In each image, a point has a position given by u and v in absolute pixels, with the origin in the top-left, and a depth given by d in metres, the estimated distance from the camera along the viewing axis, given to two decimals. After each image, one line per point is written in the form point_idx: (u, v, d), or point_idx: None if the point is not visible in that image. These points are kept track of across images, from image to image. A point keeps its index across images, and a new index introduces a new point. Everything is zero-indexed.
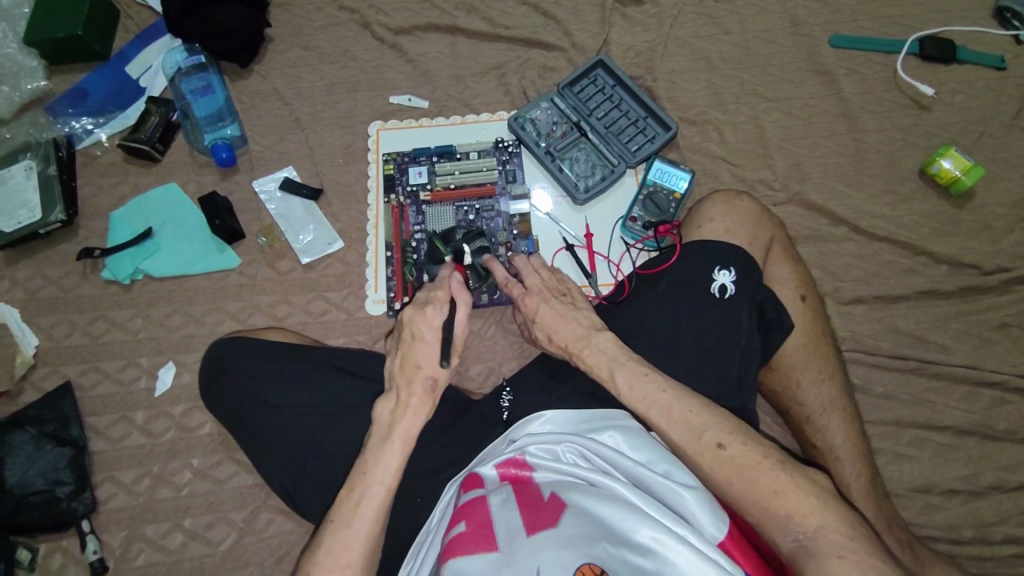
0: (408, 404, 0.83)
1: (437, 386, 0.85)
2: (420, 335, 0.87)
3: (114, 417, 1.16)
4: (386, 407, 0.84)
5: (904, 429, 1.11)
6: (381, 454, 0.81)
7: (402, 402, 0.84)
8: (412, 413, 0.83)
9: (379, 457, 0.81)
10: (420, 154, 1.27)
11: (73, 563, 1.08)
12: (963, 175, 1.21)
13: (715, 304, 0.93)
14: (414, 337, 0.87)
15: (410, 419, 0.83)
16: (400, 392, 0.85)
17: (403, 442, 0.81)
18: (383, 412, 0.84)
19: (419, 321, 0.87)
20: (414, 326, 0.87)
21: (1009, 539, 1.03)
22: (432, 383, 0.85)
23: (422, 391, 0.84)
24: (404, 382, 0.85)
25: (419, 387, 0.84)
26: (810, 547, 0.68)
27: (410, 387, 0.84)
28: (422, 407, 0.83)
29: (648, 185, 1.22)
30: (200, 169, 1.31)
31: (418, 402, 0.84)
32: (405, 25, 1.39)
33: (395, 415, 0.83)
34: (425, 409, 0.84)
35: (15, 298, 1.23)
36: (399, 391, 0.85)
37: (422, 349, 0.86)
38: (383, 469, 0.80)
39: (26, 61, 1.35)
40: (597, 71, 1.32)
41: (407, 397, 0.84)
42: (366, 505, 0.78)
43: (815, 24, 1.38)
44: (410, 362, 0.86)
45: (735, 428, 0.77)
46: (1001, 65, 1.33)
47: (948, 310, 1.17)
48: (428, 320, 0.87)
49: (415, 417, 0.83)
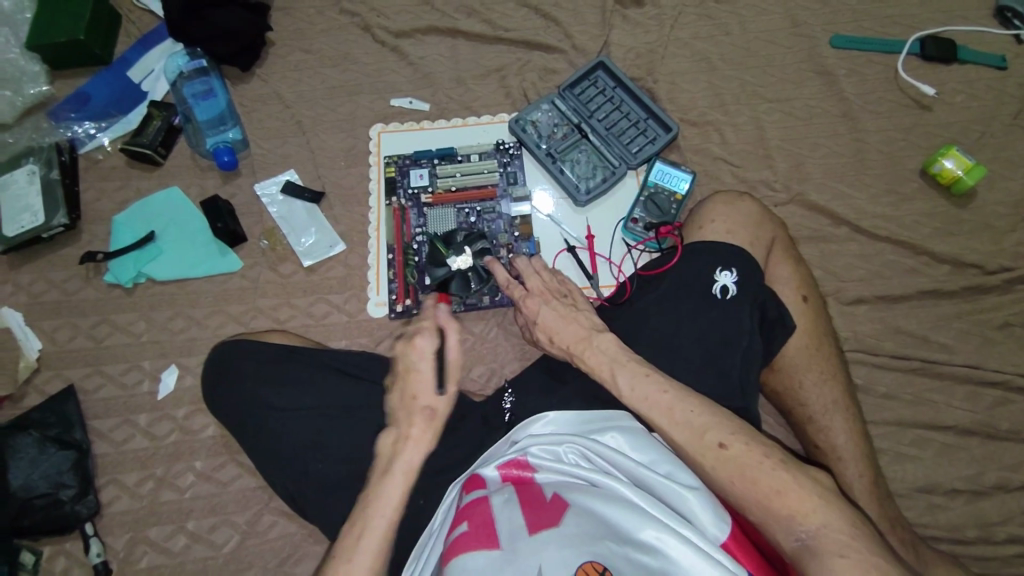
0: (408, 434, 0.84)
1: (437, 413, 0.86)
2: (413, 367, 0.88)
3: (118, 420, 1.16)
4: (388, 439, 0.84)
5: (907, 429, 1.10)
6: (383, 484, 0.81)
7: (403, 432, 0.84)
8: (415, 443, 0.83)
9: (382, 488, 0.81)
10: (421, 157, 1.27)
11: (77, 566, 1.08)
12: (964, 175, 1.21)
13: (716, 305, 0.93)
14: (409, 369, 0.88)
15: (413, 450, 0.83)
16: (402, 424, 0.85)
17: (404, 473, 0.82)
18: (385, 445, 0.84)
19: (410, 353, 0.88)
20: (407, 359, 0.89)
21: (1013, 539, 1.02)
22: (431, 412, 0.85)
23: (423, 421, 0.85)
24: (404, 414, 0.86)
25: (420, 417, 0.85)
26: (812, 546, 0.68)
27: (410, 418, 0.85)
28: (423, 438, 0.83)
29: (649, 186, 1.22)
30: (202, 173, 1.31)
31: (419, 433, 0.84)
32: (405, 28, 1.39)
33: (397, 446, 0.83)
34: (427, 438, 0.84)
35: (18, 302, 1.23)
36: (399, 423, 0.85)
37: (417, 380, 0.87)
38: (385, 500, 0.80)
39: (28, 66, 1.34)
40: (598, 73, 1.33)
41: (408, 428, 0.84)
42: (369, 537, 0.78)
43: (814, 24, 1.38)
44: (408, 395, 0.87)
45: (735, 427, 0.77)
46: (1002, 65, 1.33)
47: (951, 310, 1.17)
48: (419, 350, 0.89)
49: (417, 448, 0.83)
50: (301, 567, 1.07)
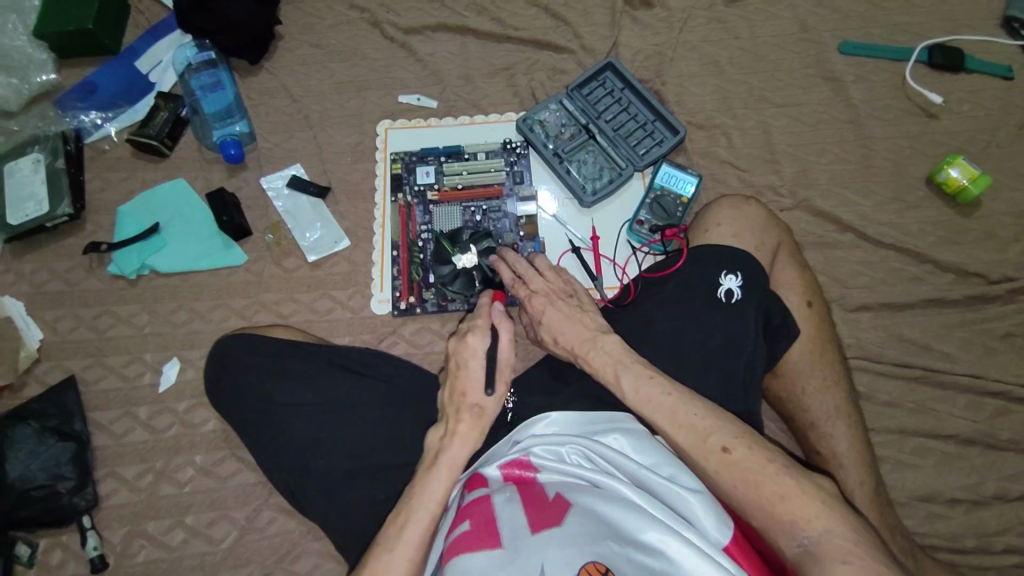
0: (456, 431, 0.84)
1: (485, 413, 0.85)
2: (466, 363, 0.88)
3: (118, 412, 1.16)
4: (436, 434, 0.85)
5: (907, 437, 1.11)
6: (429, 478, 0.81)
7: (450, 429, 0.84)
8: (461, 441, 0.83)
9: (425, 482, 0.81)
10: (428, 154, 1.27)
11: (73, 558, 1.08)
12: (970, 184, 1.21)
13: (721, 309, 0.93)
14: (462, 366, 0.88)
15: (459, 447, 0.83)
16: (449, 419, 0.85)
17: (450, 467, 0.81)
18: (433, 441, 0.85)
19: (463, 350, 0.88)
20: (460, 355, 0.89)
21: (1011, 548, 1.03)
22: (480, 409, 0.85)
23: (469, 418, 0.84)
24: (453, 410, 0.86)
25: (467, 414, 0.85)
26: (815, 552, 0.68)
27: (458, 413, 0.85)
28: (469, 434, 0.83)
29: (656, 188, 1.22)
30: (208, 166, 1.31)
31: (466, 430, 0.84)
32: (414, 25, 1.39)
33: (443, 442, 0.84)
34: (474, 434, 0.84)
35: (20, 292, 1.23)
36: (447, 419, 0.85)
37: (467, 377, 0.87)
38: (429, 494, 0.80)
39: (36, 54, 1.34)
40: (606, 74, 1.33)
41: (455, 424, 0.84)
42: (412, 530, 0.77)
43: (823, 30, 1.38)
44: (457, 391, 0.86)
45: (739, 432, 0.77)
46: (1009, 75, 1.34)
47: (953, 318, 1.17)
48: (471, 347, 0.88)
49: (463, 444, 0.83)
50: (299, 563, 1.07)
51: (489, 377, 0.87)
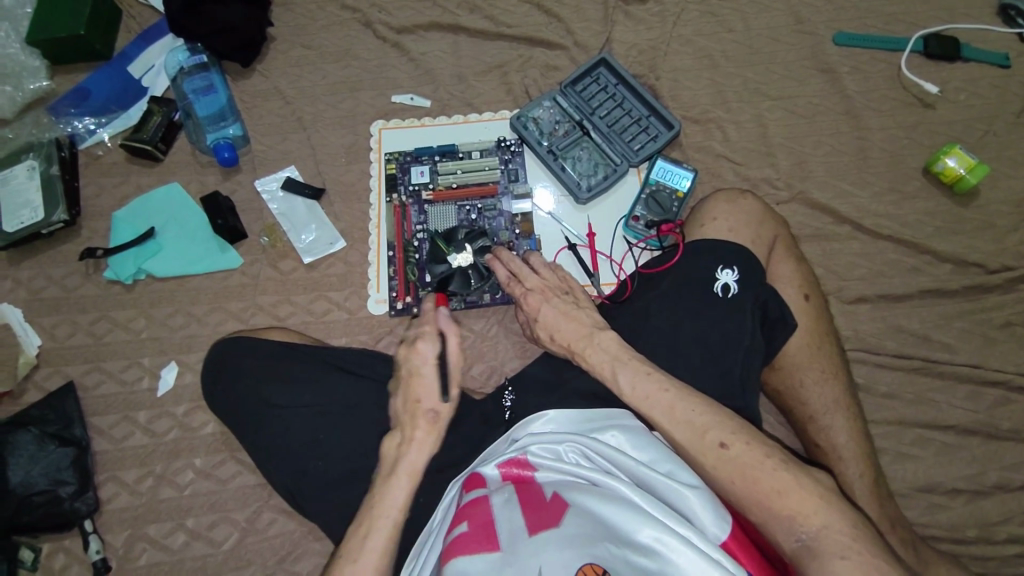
0: (412, 437, 0.84)
1: (441, 416, 0.86)
2: (418, 371, 0.88)
3: (117, 417, 1.16)
4: (393, 441, 0.85)
5: (907, 429, 1.10)
6: (390, 485, 0.82)
7: (407, 435, 0.84)
8: (417, 445, 0.84)
9: (386, 490, 0.82)
10: (422, 154, 1.27)
11: (76, 563, 1.08)
12: (967, 174, 1.21)
13: (717, 304, 0.93)
14: (413, 374, 0.88)
15: (416, 452, 0.83)
16: (405, 426, 0.85)
17: (409, 473, 0.82)
18: (390, 448, 0.85)
19: (414, 358, 0.89)
20: (411, 363, 0.89)
21: (1013, 538, 1.02)
22: (435, 414, 0.85)
23: (425, 423, 0.85)
24: (407, 416, 0.86)
25: (423, 420, 0.85)
26: (812, 547, 0.68)
27: (413, 421, 0.85)
28: (426, 439, 0.84)
29: (651, 184, 1.21)
30: (202, 169, 1.31)
31: (423, 436, 0.84)
32: (407, 24, 1.39)
33: (401, 449, 0.84)
34: (430, 440, 0.84)
35: (18, 298, 1.23)
36: (402, 426, 0.86)
37: (421, 384, 0.87)
38: (389, 501, 0.81)
39: (29, 61, 1.34)
40: (600, 70, 1.32)
41: (412, 430, 0.84)
42: (375, 537, 0.78)
43: (818, 21, 1.38)
44: (411, 398, 0.87)
45: (736, 427, 0.77)
46: (1005, 63, 1.33)
47: (952, 309, 1.17)
48: (421, 354, 0.89)
49: (421, 450, 0.83)
50: (300, 564, 1.07)
51: (440, 382, 0.87)
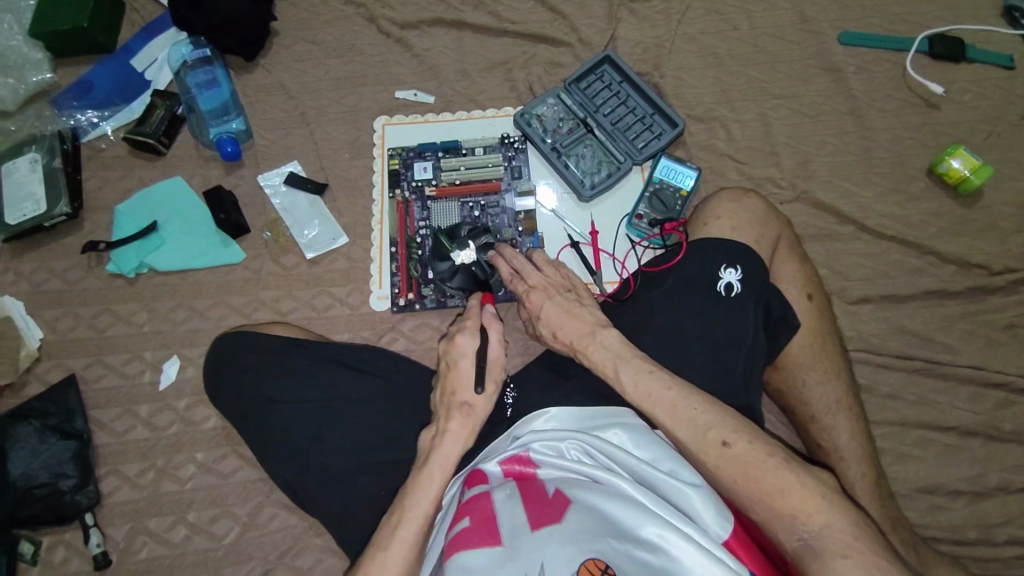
0: (446, 429, 0.84)
1: (475, 410, 0.85)
2: (456, 363, 0.88)
3: (118, 411, 1.16)
4: (430, 434, 0.85)
5: (909, 429, 1.10)
6: (422, 477, 0.81)
7: (441, 428, 0.84)
8: (452, 439, 0.83)
9: (418, 482, 0.81)
10: (425, 150, 1.27)
11: (76, 556, 1.08)
12: (971, 175, 1.21)
13: (721, 303, 0.93)
14: (452, 366, 0.89)
15: (450, 445, 0.83)
16: (441, 419, 0.85)
17: (441, 467, 0.82)
18: (424, 441, 0.85)
19: (453, 350, 0.89)
20: (450, 355, 0.89)
21: (1014, 540, 1.02)
22: (469, 407, 0.85)
23: (461, 416, 0.85)
24: (444, 410, 0.86)
25: (458, 413, 0.85)
26: (815, 546, 0.68)
27: (449, 413, 0.85)
28: (460, 433, 0.83)
29: (655, 182, 1.21)
30: (205, 164, 1.31)
31: (457, 429, 0.84)
32: (411, 20, 1.38)
33: (435, 440, 0.84)
34: (464, 434, 0.84)
35: (20, 291, 1.23)
36: (439, 419, 0.86)
37: (457, 376, 0.87)
38: (422, 493, 0.80)
39: (31, 54, 1.33)
40: (605, 67, 1.32)
41: (445, 422, 0.84)
42: (404, 529, 0.78)
43: (823, 21, 1.37)
44: (447, 390, 0.87)
45: (739, 426, 0.77)
46: (1010, 64, 1.33)
47: (955, 310, 1.17)
48: (460, 348, 0.89)
49: (454, 443, 0.83)
50: (301, 559, 1.07)
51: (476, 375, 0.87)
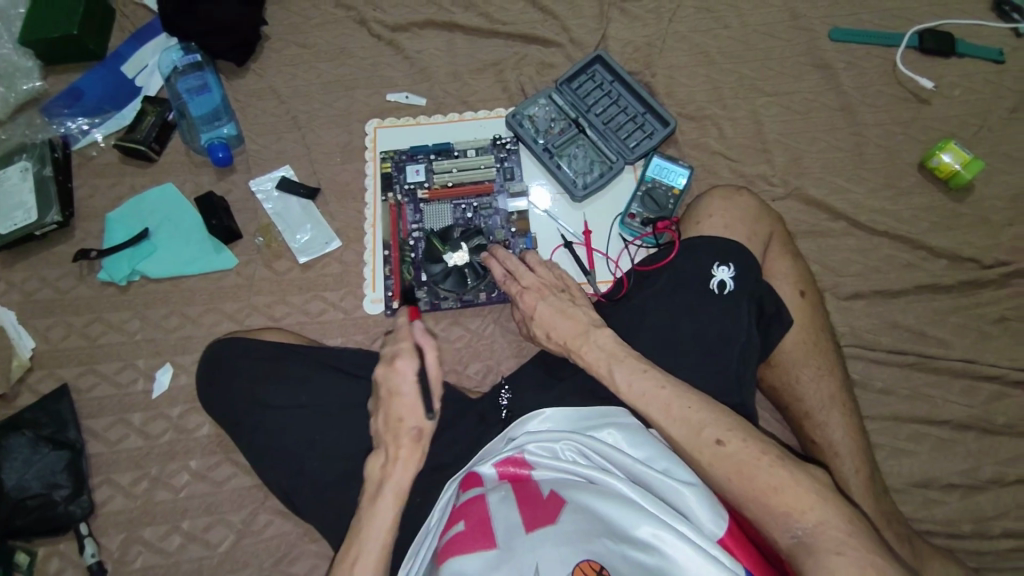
0: (397, 457, 0.82)
1: (424, 434, 0.83)
2: (397, 390, 0.85)
3: (112, 419, 1.16)
4: (377, 462, 0.83)
5: (903, 424, 1.10)
6: (376, 507, 0.80)
7: (391, 454, 0.82)
8: (402, 464, 0.81)
9: (372, 513, 0.80)
10: (417, 152, 1.27)
11: (71, 566, 1.08)
12: (962, 169, 1.21)
13: (713, 300, 0.93)
14: (391, 393, 0.85)
15: (402, 473, 0.81)
16: (389, 445, 0.83)
17: (394, 494, 0.80)
18: (373, 468, 0.83)
19: (393, 377, 0.85)
20: (390, 383, 0.85)
21: (1009, 533, 1.03)
22: (418, 432, 0.83)
23: (409, 441, 0.82)
24: (390, 435, 0.83)
25: (407, 438, 0.82)
26: (807, 543, 0.68)
27: (396, 440, 0.82)
28: (409, 459, 0.81)
29: (647, 181, 1.21)
30: (196, 169, 1.30)
31: (406, 457, 0.82)
32: (401, 22, 1.38)
33: (386, 469, 0.82)
34: (414, 458, 0.82)
35: (11, 301, 1.22)
36: (386, 445, 0.83)
37: (399, 402, 0.84)
38: (376, 524, 0.79)
39: (21, 62, 1.34)
40: (596, 67, 1.32)
41: (395, 449, 0.82)
42: (363, 561, 0.77)
43: (813, 17, 1.38)
44: (391, 417, 0.84)
45: (732, 424, 0.77)
46: (999, 58, 1.33)
47: (948, 304, 1.17)
48: (400, 373, 0.85)
49: (406, 469, 0.81)
50: (297, 565, 1.07)
51: (423, 400, 0.84)
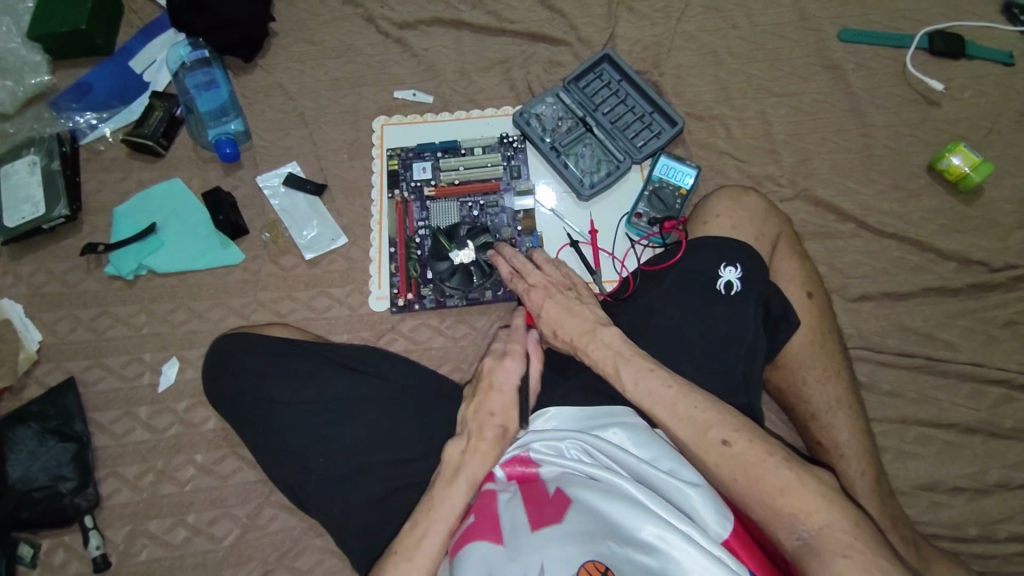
0: (477, 448, 0.80)
1: (508, 433, 0.83)
2: (499, 386, 0.86)
3: (118, 412, 1.16)
4: (456, 449, 0.81)
5: (909, 427, 1.10)
6: (447, 491, 0.78)
7: (473, 445, 0.81)
8: (483, 456, 0.80)
9: (444, 495, 0.78)
10: (425, 150, 1.27)
11: (76, 558, 1.08)
12: (971, 172, 1.20)
13: (719, 300, 0.92)
14: (491, 386, 0.86)
15: (479, 462, 0.79)
16: (471, 434, 0.82)
17: (469, 480, 0.78)
18: (452, 454, 0.81)
19: (500, 371, 0.87)
20: (491, 376, 0.87)
21: (1015, 537, 1.02)
22: (503, 430, 0.82)
23: (491, 436, 0.82)
24: (476, 427, 0.83)
25: (491, 433, 0.82)
26: (815, 545, 0.67)
27: (481, 431, 0.82)
28: (491, 452, 0.80)
29: (654, 180, 1.20)
30: (204, 164, 1.30)
31: (487, 447, 0.80)
32: (409, 20, 1.38)
33: (464, 457, 0.80)
34: (497, 452, 0.81)
35: (19, 293, 1.23)
36: (468, 435, 0.82)
37: (497, 399, 0.85)
38: (448, 506, 0.77)
39: (30, 56, 1.33)
40: (604, 66, 1.31)
41: (478, 440, 0.81)
42: (430, 540, 0.75)
43: (822, 18, 1.37)
44: (484, 408, 0.84)
45: (739, 424, 0.77)
46: (1010, 61, 1.32)
47: (955, 307, 1.16)
48: (507, 370, 0.87)
49: (485, 459, 0.80)
50: (301, 560, 1.07)
51: (519, 407, 0.85)
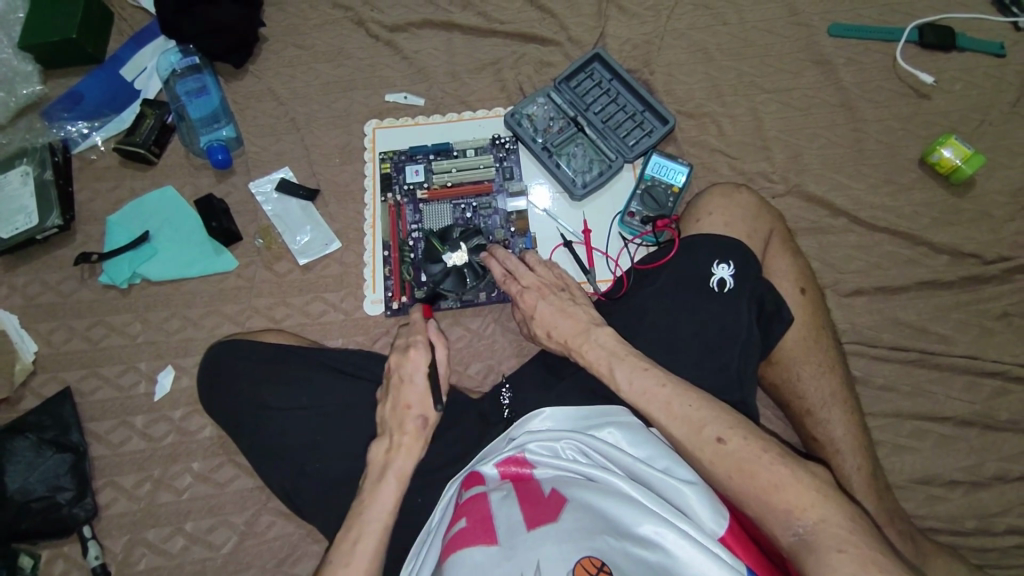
0: (400, 444, 0.84)
1: (429, 423, 0.86)
2: (410, 378, 0.88)
3: (114, 422, 1.16)
4: (380, 447, 0.85)
5: (905, 421, 1.10)
6: (378, 489, 0.82)
7: (395, 441, 0.84)
8: (405, 451, 0.84)
9: (374, 495, 0.81)
10: (417, 152, 1.27)
11: (75, 568, 1.08)
12: (963, 164, 1.20)
13: (713, 298, 0.92)
14: (402, 381, 0.88)
15: (404, 459, 0.83)
16: (393, 432, 0.85)
17: (397, 477, 0.82)
18: (376, 453, 0.85)
19: (406, 365, 0.89)
20: (402, 370, 0.89)
21: (1012, 530, 1.02)
22: (424, 420, 0.86)
23: (413, 429, 0.85)
24: (394, 422, 0.86)
25: (412, 426, 0.85)
26: (809, 541, 0.68)
27: (401, 427, 0.85)
28: (412, 445, 0.84)
29: (646, 179, 1.21)
30: (196, 172, 1.30)
31: (411, 441, 0.84)
32: (399, 23, 1.38)
33: (389, 455, 0.84)
34: (418, 445, 0.84)
35: (14, 304, 1.23)
36: (389, 432, 0.85)
37: (410, 390, 0.87)
38: (379, 506, 0.80)
39: (20, 66, 1.34)
40: (594, 65, 1.31)
41: (399, 438, 0.84)
42: (364, 542, 0.78)
43: (812, 13, 1.37)
44: (401, 403, 0.87)
45: (733, 422, 0.77)
46: (1001, 52, 1.32)
47: (950, 300, 1.16)
48: (414, 362, 0.89)
49: (408, 455, 0.83)
50: (300, 566, 1.07)
51: (433, 394, 0.87)
